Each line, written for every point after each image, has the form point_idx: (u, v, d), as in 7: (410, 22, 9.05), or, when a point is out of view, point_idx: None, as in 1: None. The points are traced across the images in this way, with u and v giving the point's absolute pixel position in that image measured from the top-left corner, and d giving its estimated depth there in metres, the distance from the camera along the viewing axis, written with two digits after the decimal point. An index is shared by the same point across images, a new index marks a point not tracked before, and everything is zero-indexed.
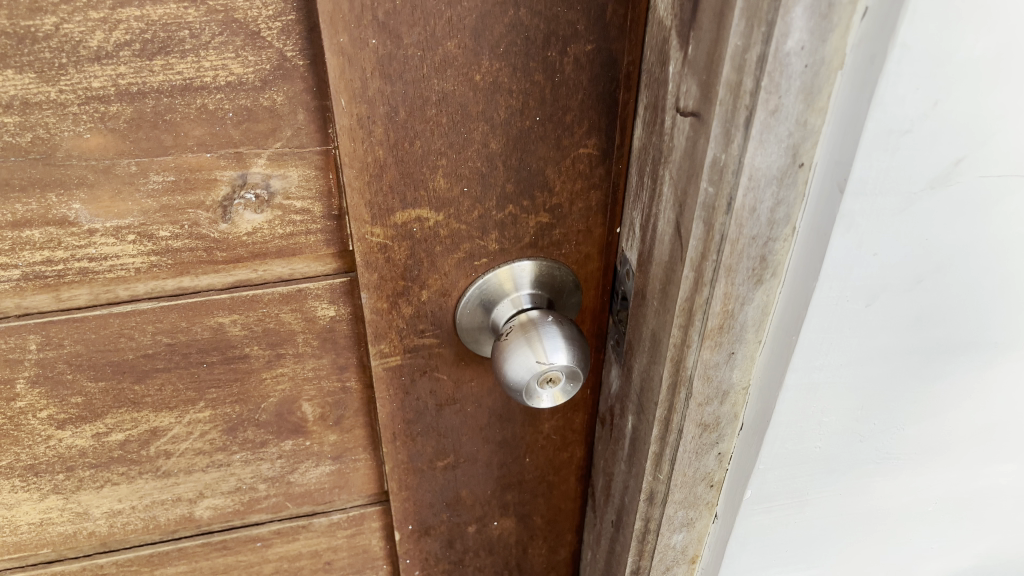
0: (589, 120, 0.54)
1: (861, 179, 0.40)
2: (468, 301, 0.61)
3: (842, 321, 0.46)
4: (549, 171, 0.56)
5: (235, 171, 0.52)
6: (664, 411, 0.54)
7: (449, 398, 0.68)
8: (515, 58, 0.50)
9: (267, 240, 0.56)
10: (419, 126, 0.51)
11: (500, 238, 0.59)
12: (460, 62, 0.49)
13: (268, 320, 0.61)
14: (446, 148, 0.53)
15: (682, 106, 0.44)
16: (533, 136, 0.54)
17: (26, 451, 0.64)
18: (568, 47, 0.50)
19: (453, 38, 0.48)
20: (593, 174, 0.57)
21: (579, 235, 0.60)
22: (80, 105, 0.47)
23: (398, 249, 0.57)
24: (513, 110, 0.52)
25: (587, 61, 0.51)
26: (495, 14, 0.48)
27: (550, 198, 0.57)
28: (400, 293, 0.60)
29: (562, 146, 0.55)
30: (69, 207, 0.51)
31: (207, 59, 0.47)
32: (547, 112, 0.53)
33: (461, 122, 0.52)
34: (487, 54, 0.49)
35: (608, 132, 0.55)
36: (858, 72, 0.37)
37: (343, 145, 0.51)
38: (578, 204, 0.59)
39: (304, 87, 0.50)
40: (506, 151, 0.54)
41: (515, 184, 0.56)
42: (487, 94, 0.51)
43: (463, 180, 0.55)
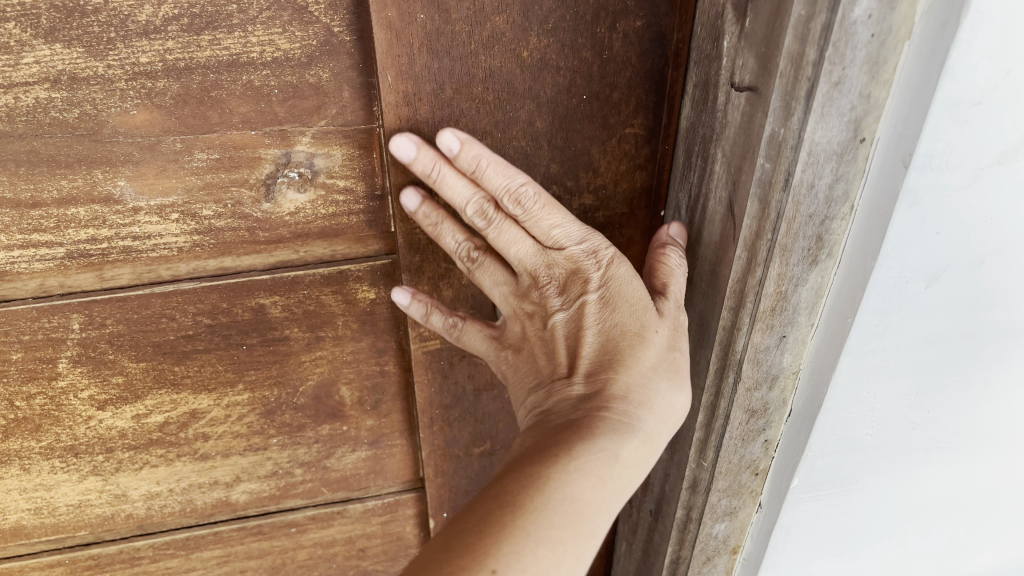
0: (636, 98, 0.53)
1: (927, 154, 0.38)
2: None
3: (901, 303, 0.44)
4: (594, 151, 0.55)
5: (280, 149, 0.52)
6: (712, 395, 0.53)
7: (486, 382, 0.67)
8: (563, 34, 0.49)
9: (309, 220, 0.56)
10: (465, 103, 0.51)
11: None
12: (507, 38, 0.49)
13: (309, 302, 0.60)
14: (491, 126, 0.52)
15: (737, 81, 0.43)
16: (577, 115, 0.53)
17: (67, 431, 0.64)
18: (617, 23, 0.50)
19: (502, 13, 0.48)
20: (638, 154, 0.56)
21: (623, 218, 0.60)
22: (129, 80, 0.47)
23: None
24: (560, 87, 0.51)
25: (636, 37, 0.51)
26: None
27: (595, 179, 0.57)
28: (441, 275, 0.59)
29: (608, 126, 0.54)
30: (114, 184, 0.51)
31: (254, 34, 0.47)
32: (594, 90, 0.52)
33: (507, 100, 0.51)
34: (535, 30, 0.49)
35: (655, 111, 0.54)
36: (928, 40, 0.36)
37: (388, 124, 0.50)
38: (623, 186, 0.58)
39: (350, 63, 0.49)
40: (553, 130, 0.53)
41: (560, 165, 0.55)
42: (534, 71, 0.50)
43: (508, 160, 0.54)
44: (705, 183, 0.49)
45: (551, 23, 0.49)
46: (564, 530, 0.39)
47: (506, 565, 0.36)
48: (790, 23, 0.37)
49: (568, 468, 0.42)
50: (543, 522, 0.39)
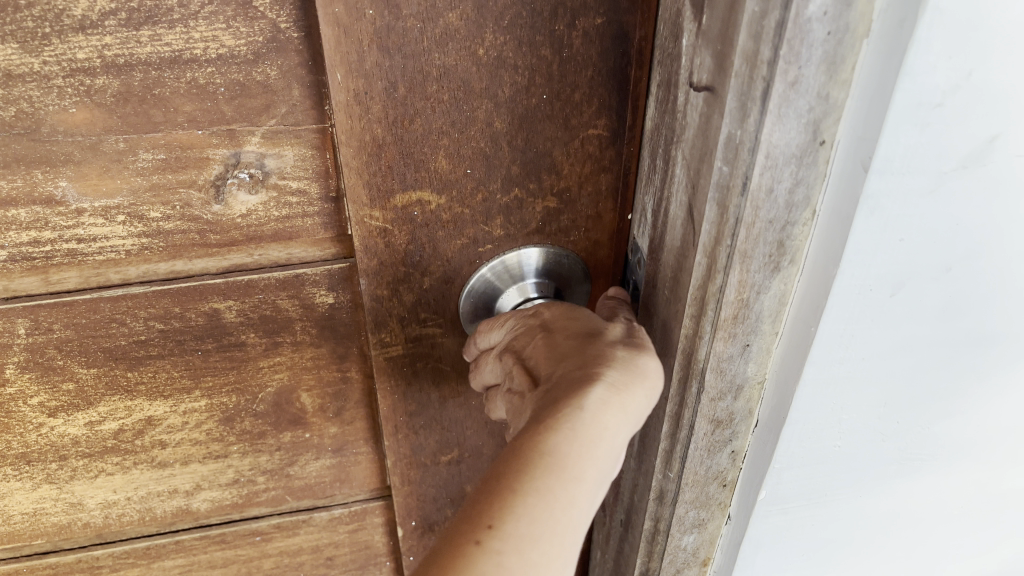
0: (598, 98, 0.52)
1: (887, 157, 0.36)
2: (472, 289, 0.59)
3: (866, 312, 0.43)
4: (556, 152, 0.54)
5: (228, 149, 0.50)
6: (676, 405, 0.51)
7: (453, 389, 0.66)
8: (521, 31, 0.48)
9: (262, 223, 0.54)
10: (420, 102, 0.49)
11: (506, 223, 0.56)
12: (462, 35, 0.47)
13: (265, 306, 0.58)
14: (448, 126, 0.50)
15: (697, 80, 0.40)
16: (537, 114, 0.51)
17: (18, 438, 0.62)
18: (576, 20, 0.48)
19: (454, 9, 0.46)
20: (602, 156, 0.55)
21: (589, 221, 0.58)
22: (66, 78, 0.45)
23: (398, 232, 0.55)
24: (519, 87, 0.50)
25: (596, 35, 0.49)
26: None
27: (558, 181, 0.55)
28: (401, 279, 0.57)
29: (571, 126, 0.53)
30: (56, 185, 0.49)
31: (197, 29, 0.45)
32: (554, 89, 0.50)
33: (464, 99, 0.49)
34: (491, 27, 0.47)
35: (618, 112, 0.53)
36: (886, 38, 0.34)
37: (339, 123, 0.49)
38: (587, 188, 0.56)
39: (299, 60, 0.47)
40: (512, 130, 0.52)
41: (521, 166, 0.54)
42: (490, 69, 0.49)
43: (467, 161, 0.52)
44: (666, 185, 0.47)
45: (507, 20, 0.47)
46: (547, 477, 0.40)
47: (498, 522, 0.39)
48: (743, 20, 0.34)
49: (537, 428, 0.42)
50: (524, 476, 0.40)
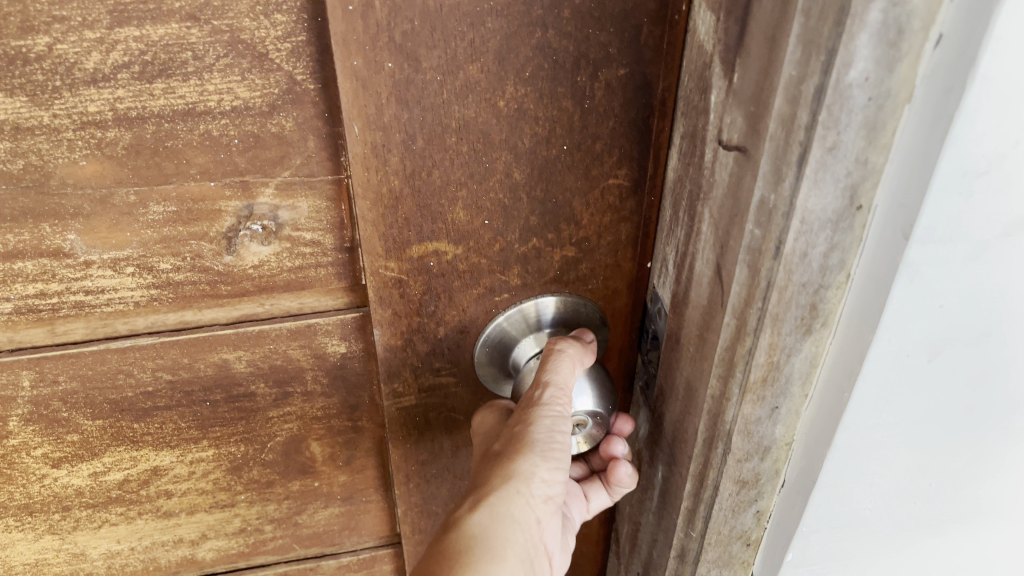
0: (619, 148, 0.50)
1: (929, 225, 0.35)
2: (488, 337, 0.58)
3: (902, 380, 0.41)
4: (576, 203, 0.52)
5: (241, 201, 0.49)
6: (700, 464, 0.50)
7: (466, 438, 0.64)
8: (543, 83, 0.46)
9: (274, 273, 0.53)
10: (438, 155, 0.48)
11: (523, 272, 0.55)
12: (482, 87, 0.46)
13: (275, 357, 0.57)
14: (466, 178, 0.49)
15: (724, 139, 0.40)
16: (556, 165, 0.50)
17: (21, 489, 0.61)
18: (599, 72, 0.47)
19: (475, 61, 0.45)
20: (623, 206, 0.53)
21: (607, 269, 0.57)
22: (76, 130, 0.44)
23: (414, 283, 0.53)
24: (539, 138, 0.49)
25: (619, 86, 0.48)
26: (521, 36, 0.44)
27: (577, 230, 0.54)
28: (415, 329, 0.56)
29: (591, 177, 0.51)
30: (64, 238, 0.48)
31: (211, 81, 0.44)
32: (575, 140, 0.49)
33: (483, 151, 0.48)
34: (511, 79, 0.46)
35: (640, 162, 0.51)
36: (931, 106, 0.32)
37: (356, 175, 0.47)
38: (607, 238, 0.55)
39: (315, 112, 0.46)
40: (531, 181, 0.50)
41: (539, 217, 0.52)
42: (510, 121, 0.47)
43: (485, 212, 0.51)
44: (690, 242, 0.47)
45: (528, 72, 0.46)
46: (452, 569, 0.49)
47: None
48: (781, 85, 0.34)
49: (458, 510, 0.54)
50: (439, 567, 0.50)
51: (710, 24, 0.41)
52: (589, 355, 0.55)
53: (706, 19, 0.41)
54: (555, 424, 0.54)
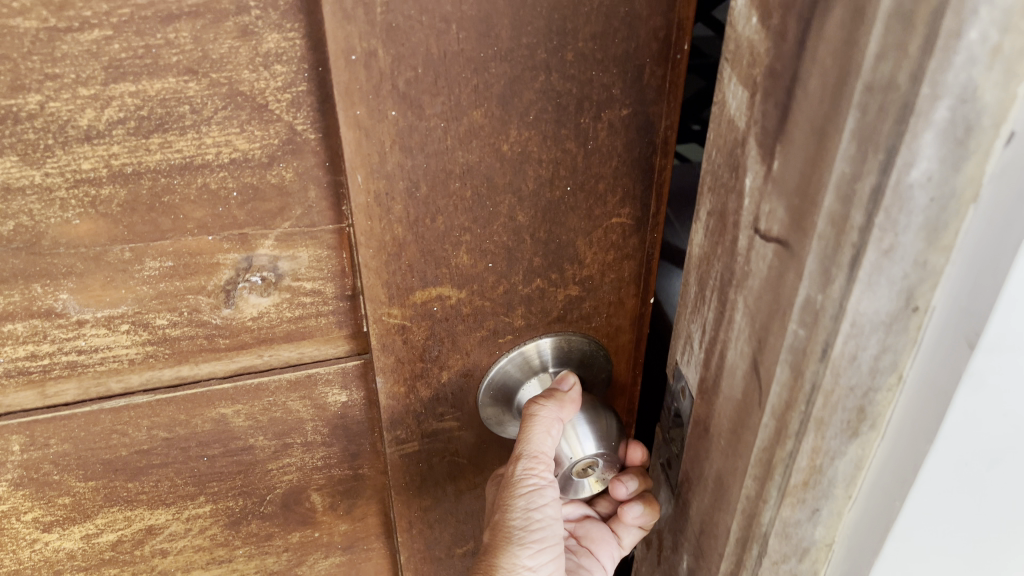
0: (623, 187, 0.50)
1: (998, 334, 0.29)
2: (491, 381, 0.57)
3: (963, 495, 0.34)
4: (579, 243, 0.52)
5: (240, 253, 0.48)
6: (731, 566, 0.45)
7: (469, 481, 0.63)
8: (547, 126, 0.46)
9: (274, 324, 0.51)
10: (442, 201, 0.47)
11: (527, 313, 0.54)
12: (486, 132, 0.45)
13: (275, 408, 0.56)
14: (470, 223, 0.48)
15: (761, 228, 0.36)
16: (560, 207, 0.50)
17: (10, 556, 0.58)
18: (602, 113, 0.46)
19: (479, 106, 0.44)
20: (626, 244, 0.53)
21: (610, 306, 0.56)
22: (69, 189, 0.43)
23: (417, 329, 0.53)
24: (543, 180, 0.48)
25: (622, 126, 0.47)
26: (525, 80, 0.44)
27: (580, 269, 0.53)
28: (418, 375, 0.55)
29: (594, 217, 0.51)
30: (56, 297, 0.46)
31: (209, 134, 0.43)
32: (579, 181, 0.49)
33: (487, 195, 0.48)
34: (516, 123, 0.45)
35: (643, 200, 0.51)
36: (1002, 202, 0.27)
37: (358, 224, 0.47)
38: (610, 275, 0.54)
39: (316, 161, 0.45)
40: (535, 223, 0.50)
41: (543, 257, 0.52)
42: (514, 165, 0.47)
43: (489, 256, 0.50)
44: (721, 328, 0.43)
45: (532, 116, 0.45)
46: None
47: None
48: (832, 182, 0.30)
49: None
50: None
51: (744, 103, 0.37)
52: (571, 405, 0.56)
53: (738, 94, 0.38)
54: (530, 501, 0.57)
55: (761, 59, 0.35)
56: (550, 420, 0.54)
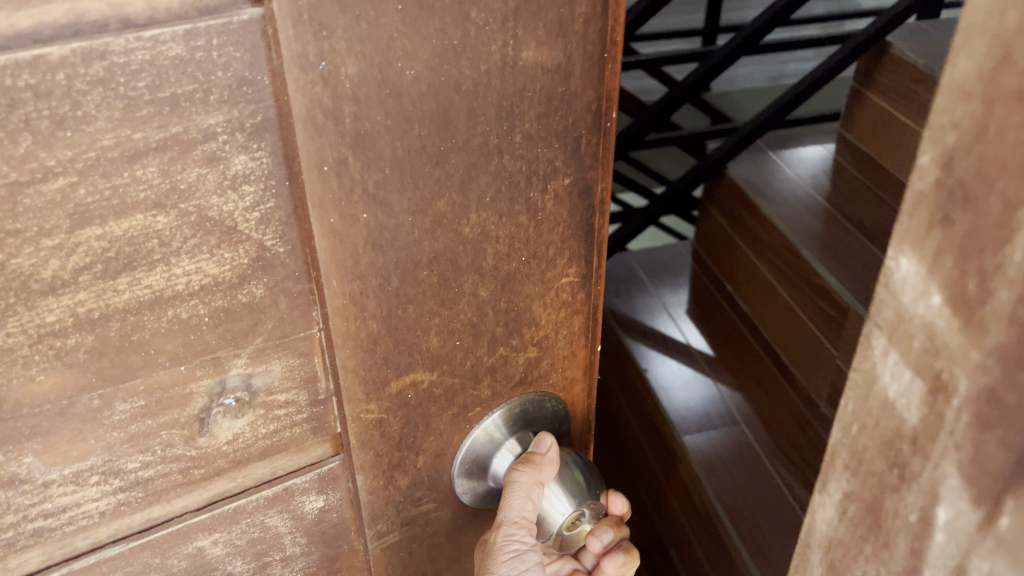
0: (570, 248, 0.53)
1: None
2: (463, 457, 0.58)
3: None
4: (535, 306, 0.54)
5: (212, 378, 0.46)
6: None
7: (448, 557, 0.63)
8: (501, 204, 0.48)
9: (249, 443, 0.50)
10: (412, 290, 0.48)
11: (492, 383, 0.56)
12: (449, 219, 0.47)
13: (252, 529, 0.54)
14: (438, 306, 0.50)
15: None
16: (517, 277, 0.52)
17: None
18: (548, 184, 0.49)
19: (442, 197, 0.46)
20: (575, 299, 0.56)
21: (565, 360, 0.58)
22: (32, 346, 0.40)
23: (394, 419, 0.53)
24: (501, 254, 0.50)
25: (566, 194, 0.50)
26: (481, 165, 0.46)
27: (537, 331, 0.55)
28: (396, 465, 0.55)
29: (547, 280, 0.53)
30: (20, 462, 0.43)
31: (178, 265, 0.42)
32: (532, 250, 0.51)
33: (453, 277, 0.49)
34: (474, 206, 0.47)
35: (587, 257, 0.54)
36: None
37: (335, 326, 0.47)
38: (563, 331, 0.57)
39: (285, 273, 0.45)
40: (496, 297, 0.52)
41: (504, 326, 0.53)
42: (475, 245, 0.49)
43: (456, 333, 0.52)
44: None
45: (488, 196, 0.47)
46: None
47: None
48: None
49: None
50: None
51: (918, 401, 0.29)
52: (550, 465, 0.58)
53: (903, 378, 0.29)
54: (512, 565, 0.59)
55: (946, 354, 0.27)
56: (535, 484, 0.57)
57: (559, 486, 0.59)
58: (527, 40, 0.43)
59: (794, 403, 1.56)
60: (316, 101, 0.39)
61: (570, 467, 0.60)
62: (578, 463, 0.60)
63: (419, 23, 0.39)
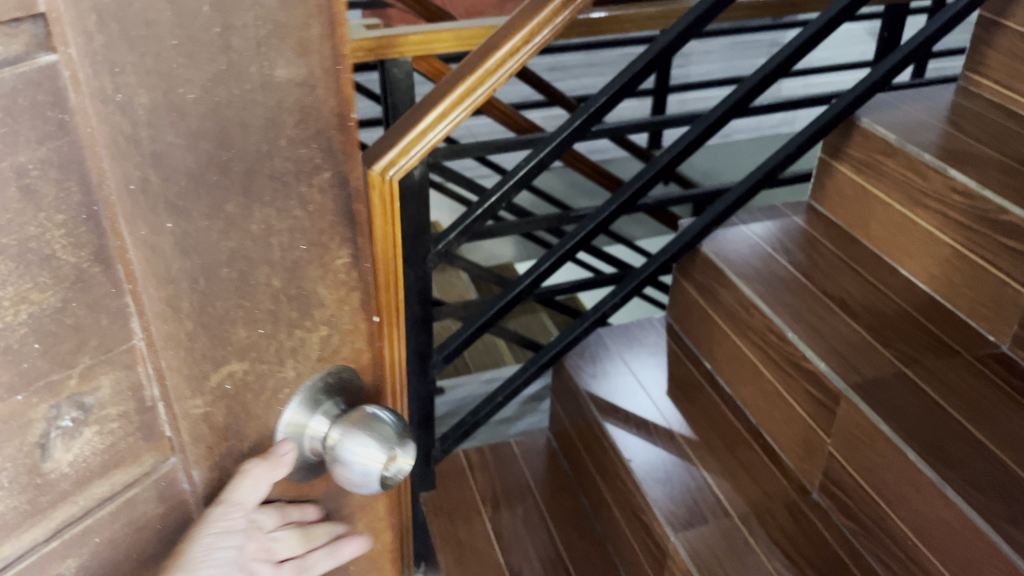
0: (338, 233, 0.63)
1: None
2: (283, 436, 0.65)
3: None
4: (319, 288, 0.63)
5: (48, 403, 0.48)
6: None
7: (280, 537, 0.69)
8: (279, 200, 0.57)
9: (88, 461, 0.52)
10: (216, 286, 0.55)
11: (295, 362, 0.64)
12: (240, 219, 0.55)
13: (101, 548, 0.54)
14: (241, 299, 0.57)
15: None
16: (301, 265, 0.61)
17: None
18: (313, 180, 0.59)
19: (231, 201, 0.54)
20: (350, 278, 0.66)
21: (350, 333, 0.68)
22: None
23: (217, 410, 0.59)
24: (285, 245, 0.59)
25: (328, 187, 0.60)
26: (257, 168, 0.54)
27: (325, 311, 0.65)
28: (224, 454, 0.61)
29: (324, 263, 0.63)
30: None
31: (6, 296, 0.44)
32: (309, 238, 0.60)
33: (250, 272, 0.57)
34: (258, 205, 0.55)
35: (352, 240, 0.65)
36: None
37: (159, 330, 0.53)
38: (344, 306, 0.66)
39: (103, 290, 0.49)
40: (287, 285, 0.60)
41: (297, 309, 0.62)
42: (263, 239, 0.57)
43: (258, 321, 0.59)
44: None
45: (267, 196, 0.56)
46: None
47: None
48: None
49: None
50: None
51: None
52: (282, 464, 0.64)
53: None
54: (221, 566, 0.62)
55: None
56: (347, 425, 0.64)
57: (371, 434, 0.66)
58: (278, 60, 0.53)
59: (783, 488, 1.76)
60: (117, 129, 0.46)
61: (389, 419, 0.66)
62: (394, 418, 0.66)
63: (192, 54, 0.48)
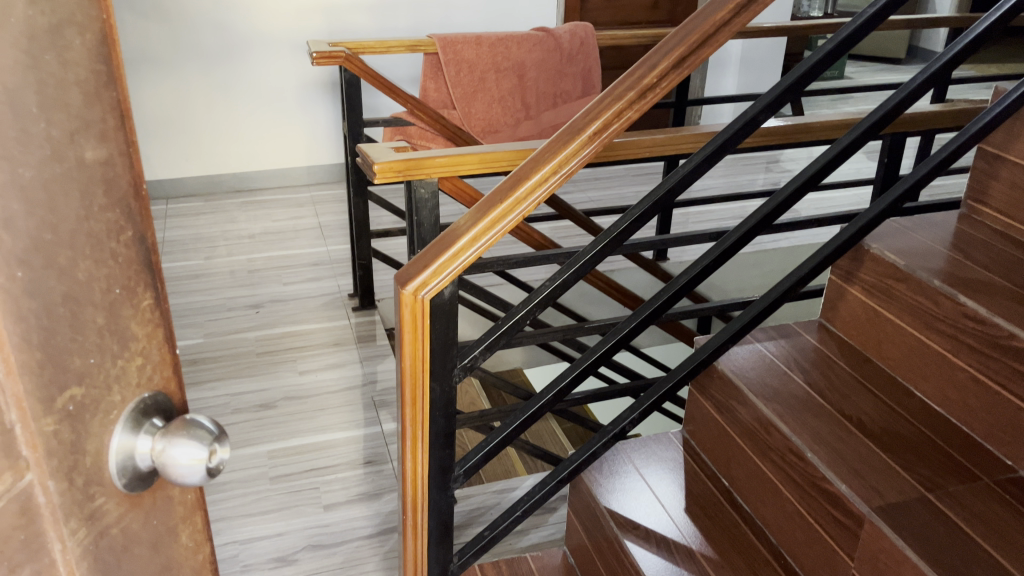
0: (143, 279, 0.75)
1: None
2: (119, 453, 0.72)
3: None
4: (133, 325, 0.74)
5: None
6: None
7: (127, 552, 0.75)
8: (95, 252, 0.68)
9: None
10: (57, 321, 0.64)
11: (120, 389, 0.73)
12: (65, 267, 0.64)
13: None
14: (74, 333, 0.66)
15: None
16: (118, 305, 0.71)
17: None
18: (121, 237, 0.71)
19: (60, 253, 0.64)
20: (156, 315, 0.77)
21: (159, 365, 0.79)
22: None
23: (64, 428, 0.65)
24: (104, 289, 0.69)
25: (132, 244, 0.73)
26: (81, 228, 0.66)
27: (138, 343, 0.75)
28: (72, 465, 0.66)
29: (136, 306, 0.74)
30: None
31: None
32: (121, 282, 0.71)
33: (77, 309, 0.66)
34: (82, 255, 0.66)
35: (154, 284, 0.76)
36: None
37: (22, 359, 0.61)
38: (152, 340, 0.77)
39: None
40: (107, 322, 0.70)
41: (116, 342, 0.71)
42: (86, 286, 0.67)
43: (88, 352, 0.68)
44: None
45: (87, 249, 0.67)
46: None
47: None
48: None
49: None
50: None
51: None
52: None
53: None
54: None
55: None
56: (161, 443, 0.75)
57: (192, 436, 0.76)
58: (86, 145, 0.66)
59: None
60: None
61: (206, 420, 0.77)
62: (211, 422, 0.77)
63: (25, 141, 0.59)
